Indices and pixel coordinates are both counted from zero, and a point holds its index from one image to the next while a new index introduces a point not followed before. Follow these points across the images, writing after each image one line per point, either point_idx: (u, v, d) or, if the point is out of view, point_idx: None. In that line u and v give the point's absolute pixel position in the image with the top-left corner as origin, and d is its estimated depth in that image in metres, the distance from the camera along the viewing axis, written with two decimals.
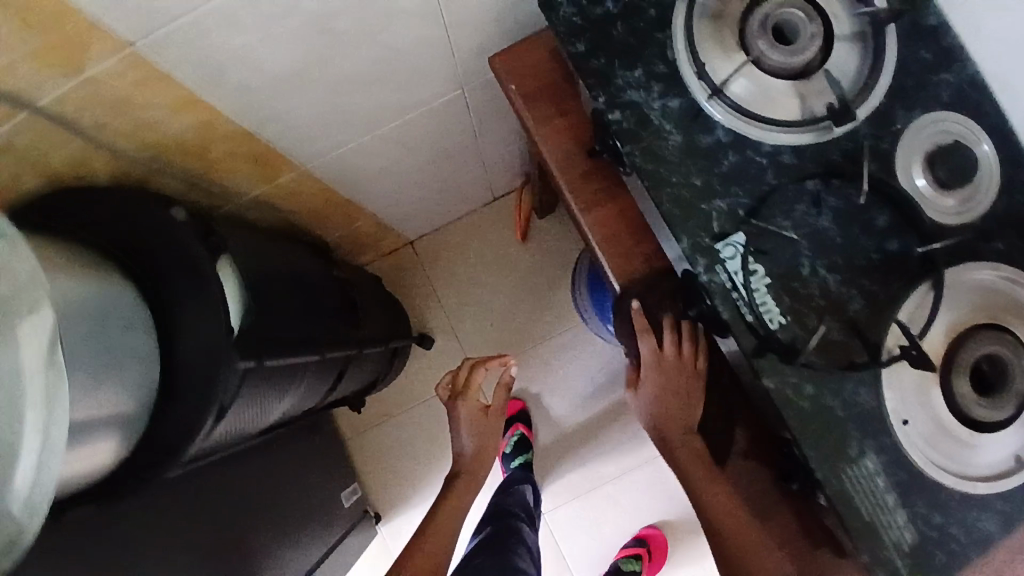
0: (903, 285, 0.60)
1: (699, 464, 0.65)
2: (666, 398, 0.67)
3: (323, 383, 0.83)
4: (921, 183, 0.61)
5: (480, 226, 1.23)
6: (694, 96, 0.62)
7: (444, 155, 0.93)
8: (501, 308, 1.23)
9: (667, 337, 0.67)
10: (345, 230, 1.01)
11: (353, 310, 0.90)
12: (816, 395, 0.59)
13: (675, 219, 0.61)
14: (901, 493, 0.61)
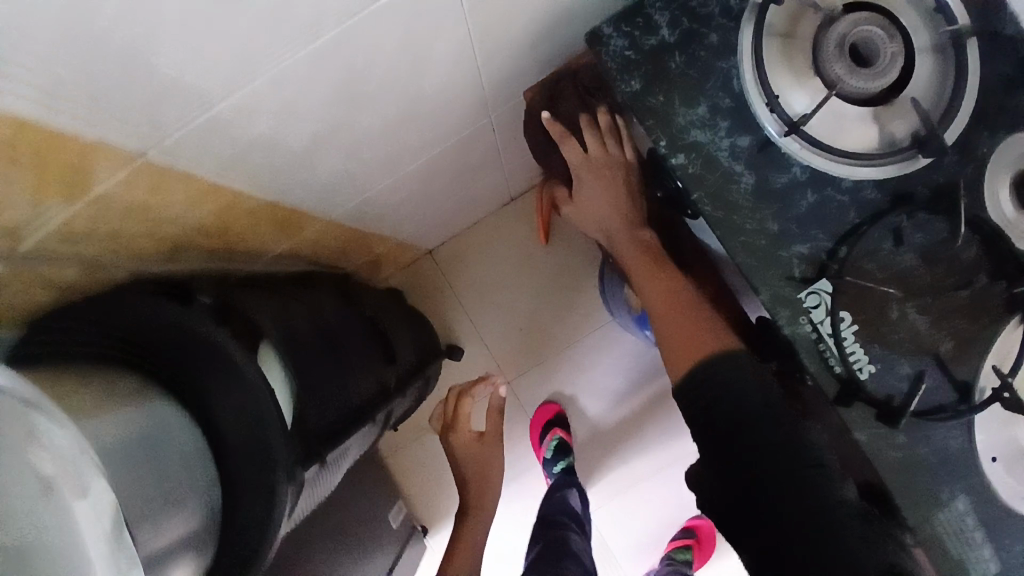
0: (991, 323, 0.57)
1: (635, 249, 0.67)
2: (597, 197, 0.70)
3: (371, 434, 0.81)
4: (1009, 208, 0.56)
5: (503, 226, 1.20)
6: (764, 131, 0.56)
7: (469, 174, 0.88)
8: (527, 310, 1.20)
9: (593, 137, 0.70)
10: (368, 256, 0.96)
11: (389, 350, 0.86)
12: (908, 444, 0.57)
13: (752, 270, 0.57)
14: (989, 529, 0.57)
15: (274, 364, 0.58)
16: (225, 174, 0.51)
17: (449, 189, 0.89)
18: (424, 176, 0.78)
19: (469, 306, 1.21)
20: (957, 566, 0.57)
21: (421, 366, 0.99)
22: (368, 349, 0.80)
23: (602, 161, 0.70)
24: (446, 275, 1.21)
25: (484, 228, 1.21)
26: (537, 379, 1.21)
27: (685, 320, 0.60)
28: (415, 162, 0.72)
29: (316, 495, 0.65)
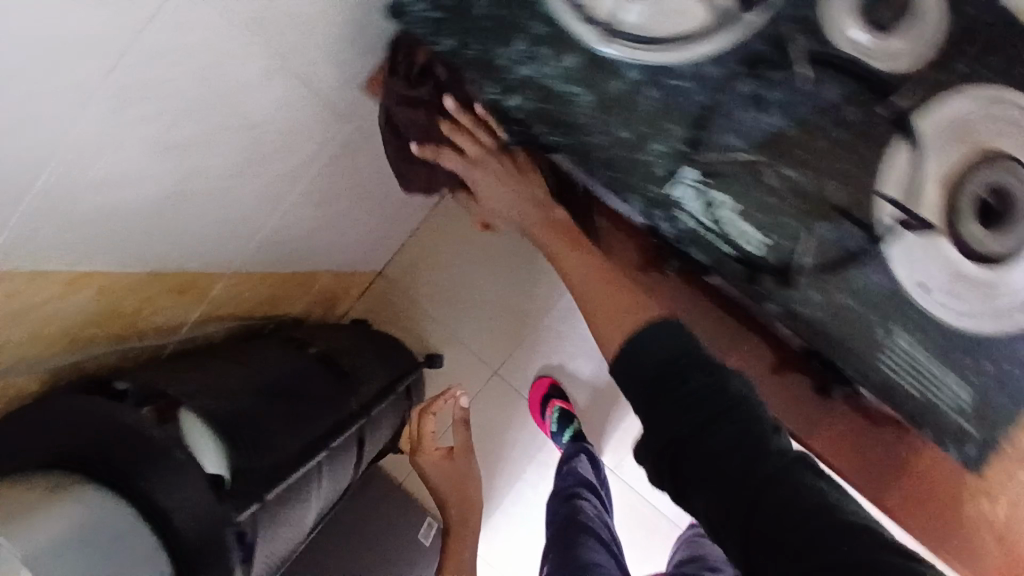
0: (875, 152, 0.55)
1: (553, 234, 0.64)
2: (496, 194, 0.66)
3: (348, 457, 0.83)
4: (862, 38, 0.54)
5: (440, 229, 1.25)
6: (587, 44, 0.55)
7: (370, 186, 0.87)
8: (492, 297, 1.24)
9: (465, 136, 0.64)
10: (310, 295, 0.98)
11: (347, 378, 0.86)
12: (825, 298, 0.56)
13: (618, 181, 0.57)
14: (940, 354, 0.56)
15: (199, 429, 0.60)
16: (84, 257, 0.53)
17: (357, 207, 0.88)
18: (319, 204, 0.78)
19: (433, 310, 1.26)
20: (921, 402, 0.57)
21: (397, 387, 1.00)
22: (325, 380, 0.81)
23: (489, 160, 0.64)
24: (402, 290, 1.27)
25: (427, 232, 1.25)
26: (521, 361, 1.25)
27: (613, 302, 0.58)
28: (292, 193, 0.71)
29: (291, 529, 0.70)
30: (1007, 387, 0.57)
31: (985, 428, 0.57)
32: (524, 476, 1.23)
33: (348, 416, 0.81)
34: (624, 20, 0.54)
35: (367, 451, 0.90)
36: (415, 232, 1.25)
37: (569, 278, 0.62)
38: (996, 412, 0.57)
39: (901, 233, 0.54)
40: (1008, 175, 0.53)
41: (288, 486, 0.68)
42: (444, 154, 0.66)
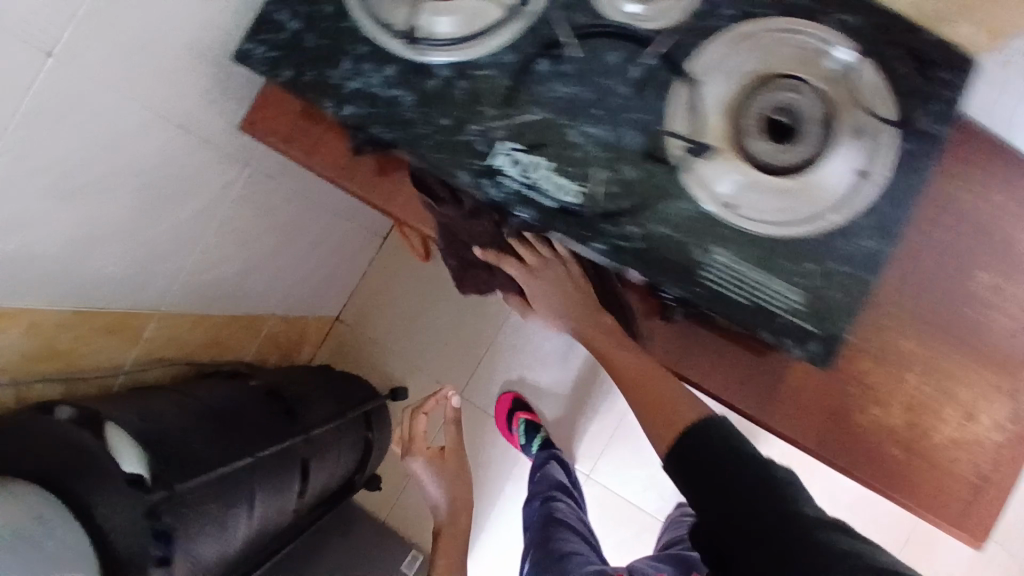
0: (662, 96, 0.62)
1: (601, 336, 0.72)
2: (550, 301, 0.74)
3: (291, 481, 0.90)
4: (633, 9, 0.63)
5: (385, 270, 1.38)
6: (410, 59, 0.64)
7: (289, 226, 0.99)
8: (443, 324, 1.37)
9: (530, 256, 0.74)
10: (258, 340, 1.10)
11: (287, 408, 0.96)
12: (643, 231, 0.62)
13: (445, 162, 0.63)
14: (762, 264, 0.61)
15: (123, 437, 0.68)
16: (8, 294, 0.64)
17: (281, 246, 1.00)
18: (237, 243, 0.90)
19: (393, 344, 1.38)
20: (754, 308, 0.61)
21: (345, 422, 1.08)
22: (259, 409, 0.90)
23: (538, 272, 0.73)
24: (359, 330, 1.39)
25: (375, 275, 1.38)
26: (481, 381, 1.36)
27: (662, 396, 0.68)
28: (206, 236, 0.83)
29: (224, 532, 0.75)
30: (836, 282, 0.61)
31: (825, 327, 0.61)
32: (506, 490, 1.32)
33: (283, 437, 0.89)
34: (435, 33, 0.64)
35: (313, 478, 0.96)
36: (363, 275, 1.39)
37: (621, 373, 0.70)
38: (831, 309, 0.61)
39: (700, 158, 0.62)
40: (789, 93, 0.62)
41: (216, 486, 0.74)
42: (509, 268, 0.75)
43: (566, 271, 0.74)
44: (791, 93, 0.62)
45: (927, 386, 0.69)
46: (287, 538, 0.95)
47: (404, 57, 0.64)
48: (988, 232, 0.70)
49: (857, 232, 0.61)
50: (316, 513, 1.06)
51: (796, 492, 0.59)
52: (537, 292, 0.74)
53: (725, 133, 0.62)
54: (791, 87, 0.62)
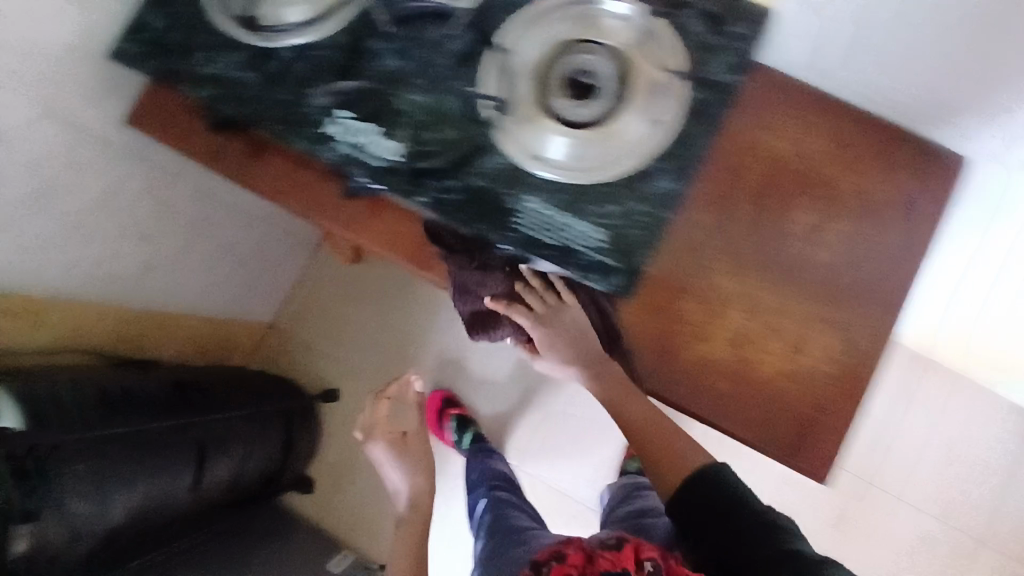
0: (476, 63, 0.69)
1: (613, 386, 0.74)
2: (563, 351, 0.76)
3: (185, 470, 0.99)
4: None
5: (315, 278, 1.50)
6: (270, 45, 0.72)
7: (196, 223, 1.07)
8: (371, 327, 1.48)
9: (539, 304, 0.76)
10: (180, 339, 1.22)
11: (190, 399, 1.07)
12: (462, 182, 0.68)
13: (285, 131, 0.69)
14: (570, 208, 0.68)
15: (3, 395, 0.79)
16: None
17: (191, 244, 1.09)
18: (138, 238, 1.00)
19: (323, 348, 1.49)
20: (563, 249, 0.68)
21: (254, 421, 1.17)
22: (158, 399, 1.00)
23: (547, 322, 0.75)
24: (290, 337, 1.50)
25: (308, 280, 1.50)
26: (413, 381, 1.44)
27: (668, 445, 0.75)
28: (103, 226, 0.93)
29: (100, 497, 0.85)
30: (636, 222, 0.68)
31: (624, 261, 0.68)
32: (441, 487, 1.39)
33: (175, 426, 0.99)
34: (289, 20, 0.72)
35: (209, 470, 1.05)
36: (295, 284, 1.50)
37: (626, 417, 0.75)
38: (630, 246, 0.68)
39: (508, 116, 0.68)
40: (587, 55, 0.68)
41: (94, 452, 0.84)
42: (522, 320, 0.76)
43: (575, 318, 0.75)
44: (589, 54, 0.68)
45: (751, 322, 0.74)
46: (189, 518, 1.06)
47: (255, 46, 0.72)
48: (803, 177, 0.75)
49: (654, 175, 0.68)
50: (223, 504, 1.17)
51: (791, 531, 0.66)
52: (543, 337, 0.76)
53: (533, 95, 0.68)
54: (588, 49, 0.68)
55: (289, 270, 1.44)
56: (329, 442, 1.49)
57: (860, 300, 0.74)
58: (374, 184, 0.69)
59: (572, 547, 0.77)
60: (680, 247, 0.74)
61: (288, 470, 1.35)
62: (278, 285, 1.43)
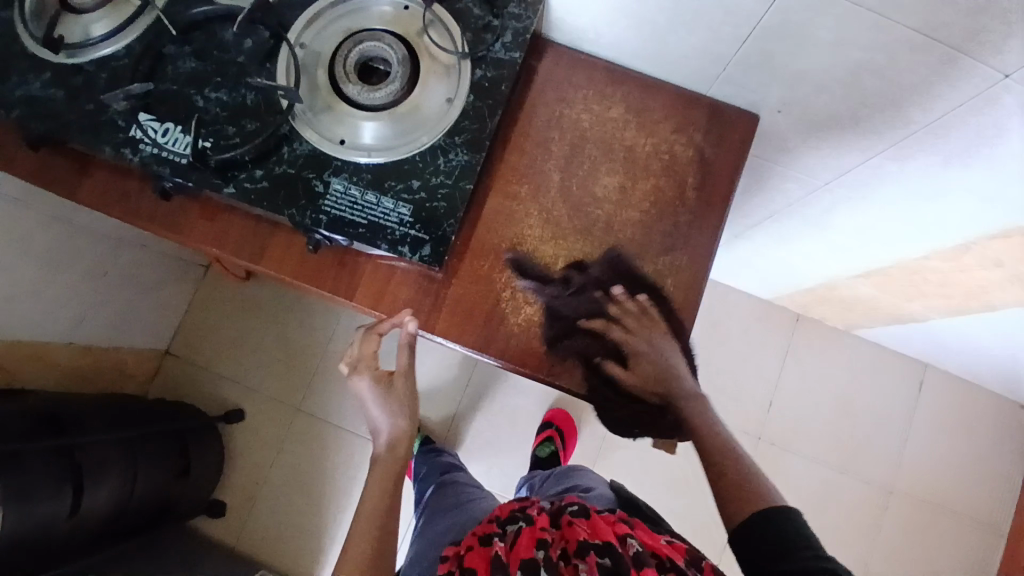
0: (271, 60, 0.73)
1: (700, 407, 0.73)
2: (658, 366, 0.73)
3: (62, 494, 0.97)
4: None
5: (210, 299, 1.50)
6: (79, 58, 0.74)
7: (56, 248, 1.08)
8: (273, 341, 1.49)
9: (632, 316, 0.75)
10: (59, 369, 1.18)
11: (63, 423, 1.05)
12: (269, 172, 0.71)
13: (91, 139, 0.71)
14: (376, 187, 0.71)
15: None
16: None
17: (54, 272, 1.09)
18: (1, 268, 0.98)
19: (224, 368, 1.48)
20: (373, 226, 0.70)
21: (138, 446, 1.16)
22: (29, 423, 0.98)
23: (650, 335, 0.74)
24: (189, 361, 1.48)
25: (201, 302, 1.50)
26: (322, 396, 1.48)
27: (743, 476, 0.71)
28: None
29: None
30: (439, 194, 0.71)
31: (433, 231, 0.71)
32: (352, 498, 1.44)
33: (45, 446, 0.97)
34: (93, 33, 0.74)
35: (88, 496, 1.03)
36: (190, 307, 1.50)
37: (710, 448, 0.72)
38: (437, 217, 0.71)
39: (305, 106, 0.72)
40: (372, 41, 0.73)
41: None
42: (621, 334, 0.74)
43: (666, 337, 0.74)
44: (375, 41, 0.73)
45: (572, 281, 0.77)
46: (78, 543, 1.03)
47: (59, 63, 0.74)
48: (606, 143, 0.81)
49: (451, 149, 0.72)
50: (110, 537, 1.12)
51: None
52: (636, 357, 0.73)
53: (329, 84, 0.73)
54: (373, 36, 0.73)
55: (179, 293, 1.45)
56: (234, 469, 1.45)
57: (674, 253, 0.78)
58: (182, 180, 0.71)
59: (541, 513, 0.71)
60: (497, 217, 0.78)
61: (186, 496, 1.31)
62: (166, 309, 1.43)
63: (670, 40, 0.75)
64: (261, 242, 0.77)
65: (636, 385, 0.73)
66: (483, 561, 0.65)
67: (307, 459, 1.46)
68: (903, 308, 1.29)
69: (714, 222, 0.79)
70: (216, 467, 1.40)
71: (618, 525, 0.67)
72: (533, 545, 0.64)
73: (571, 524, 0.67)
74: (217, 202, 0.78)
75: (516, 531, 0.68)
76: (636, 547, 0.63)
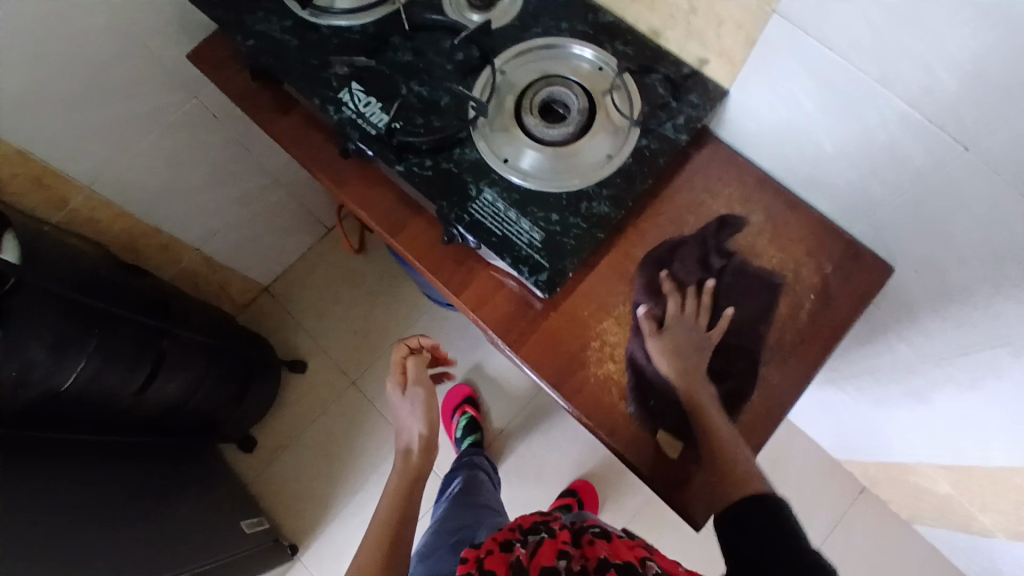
0: (474, 75, 0.82)
1: (703, 396, 0.73)
2: (687, 348, 0.76)
3: (139, 366, 1.07)
4: (474, 16, 0.85)
5: (320, 257, 1.62)
6: (319, 21, 0.86)
7: (223, 166, 1.22)
8: (357, 314, 1.59)
9: (687, 300, 0.79)
10: (177, 268, 1.31)
11: (167, 316, 1.16)
12: (435, 165, 0.79)
13: (306, 88, 0.82)
14: (519, 208, 0.77)
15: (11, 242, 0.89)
16: None
17: (210, 187, 1.24)
18: (170, 162, 1.13)
19: (305, 323, 1.59)
20: (504, 239, 0.76)
21: (217, 358, 1.26)
22: (136, 303, 1.09)
23: (689, 323, 0.77)
24: (280, 305, 1.60)
25: (309, 258, 1.62)
26: (378, 380, 1.54)
27: (733, 464, 0.70)
28: (140, 140, 1.06)
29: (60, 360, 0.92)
30: (571, 233, 0.76)
31: (552, 262, 0.75)
32: (366, 484, 1.47)
33: (148, 328, 1.08)
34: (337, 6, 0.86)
35: (158, 383, 1.12)
36: (300, 259, 1.62)
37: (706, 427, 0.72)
38: (561, 251, 0.76)
39: (486, 120, 0.81)
40: (562, 87, 0.81)
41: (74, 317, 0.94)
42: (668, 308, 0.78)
43: (703, 337, 0.77)
44: (565, 87, 0.81)
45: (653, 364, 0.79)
46: (132, 421, 1.12)
47: (302, 17, 0.87)
48: (736, 242, 0.84)
49: (595, 198, 0.78)
50: (161, 429, 1.21)
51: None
52: (671, 331, 0.76)
53: (512, 110, 0.81)
54: (565, 83, 0.81)
55: (298, 243, 1.58)
56: (278, 415, 1.53)
57: (766, 365, 0.79)
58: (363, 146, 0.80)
59: (563, 530, 0.73)
60: (613, 270, 0.82)
61: (233, 422, 1.40)
62: (281, 253, 1.55)
63: (833, 169, 0.78)
64: (404, 220, 0.85)
65: (659, 352, 0.75)
66: (503, 564, 0.66)
67: (341, 432, 1.52)
68: (979, 520, 1.20)
69: (817, 351, 0.80)
70: (265, 406, 1.48)
71: (637, 549, 0.68)
72: (555, 555, 0.66)
73: (592, 542, 0.68)
74: (380, 174, 0.87)
75: (538, 541, 0.70)
76: (655, 569, 0.63)
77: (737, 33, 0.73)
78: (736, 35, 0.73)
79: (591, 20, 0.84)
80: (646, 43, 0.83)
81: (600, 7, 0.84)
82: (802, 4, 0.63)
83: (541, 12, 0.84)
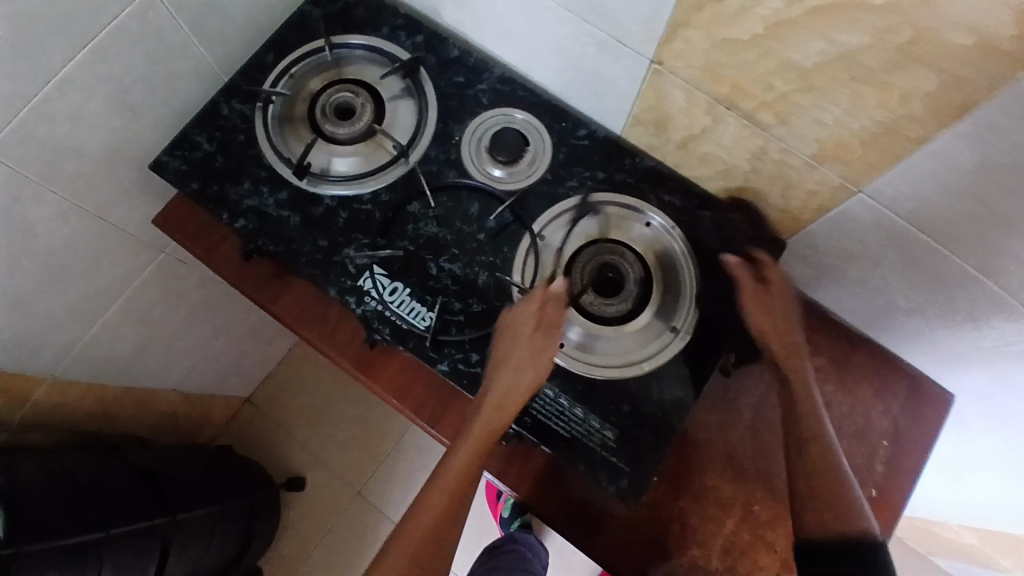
0: (511, 244, 0.73)
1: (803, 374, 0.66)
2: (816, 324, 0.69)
3: (148, 559, 0.91)
4: (497, 172, 0.75)
5: (305, 354, 1.51)
6: (319, 190, 0.74)
7: (201, 304, 1.08)
8: (356, 416, 1.48)
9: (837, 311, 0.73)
10: (153, 415, 1.16)
11: (156, 488, 0.99)
12: (482, 357, 0.70)
13: (319, 278, 0.72)
14: (583, 402, 0.70)
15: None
16: None
17: (188, 326, 1.09)
18: (143, 323, 0.98)
19: (297, 432, 1.47)
20: (573, 442, 0.68)
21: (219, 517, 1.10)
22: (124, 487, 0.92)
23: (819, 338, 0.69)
24: (265, 416, 1.47)
25: (291, 361, 1.50)
26: (385, 485, 1.44)
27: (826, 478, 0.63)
28: (104, 312, 0.90)
29: None
30: (646, 423, 0.69)
31: (631, 462, 0.68)
32: None
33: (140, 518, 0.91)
34: (338, 170, 0.75)
35: (170, 562, 0.97)
36: (283, 361, 1.50)
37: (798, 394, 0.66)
38: (638, 447, 0.68)
39: None
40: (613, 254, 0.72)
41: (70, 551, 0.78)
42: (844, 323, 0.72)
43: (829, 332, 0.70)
44: (615, 255, 0.73)
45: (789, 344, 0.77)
46: None
47: (299, 187, 0.74)
48: None
49: (665, 381, 0.70)
50: None
51: None
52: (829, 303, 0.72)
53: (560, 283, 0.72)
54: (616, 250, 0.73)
55: (281, 346, 1.45)
56: (284, 537, 1.42)
57: None
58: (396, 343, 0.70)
59: None
60: (685, 450, 0.75)
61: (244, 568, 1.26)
62: (263, 362, 1.43)
63: (900, 317, 0.74)
64: (444, 404, 0.74)
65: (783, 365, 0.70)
66: None
67: (349, 548, 1.41)
68: None
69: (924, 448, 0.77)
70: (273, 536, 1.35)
71: None
72: None
73: None
74: (409, 358, 0.76)
75: None
76: None
77: (808, 199, 0.66)
78: (806, 199, 0.66)
79: (627, 167, 0.76)
80: (692, 189, 0.76)
81: (635, 150, 0.77)
82: (896, 192, 0.57)
83: (574, 161, 0.76)
